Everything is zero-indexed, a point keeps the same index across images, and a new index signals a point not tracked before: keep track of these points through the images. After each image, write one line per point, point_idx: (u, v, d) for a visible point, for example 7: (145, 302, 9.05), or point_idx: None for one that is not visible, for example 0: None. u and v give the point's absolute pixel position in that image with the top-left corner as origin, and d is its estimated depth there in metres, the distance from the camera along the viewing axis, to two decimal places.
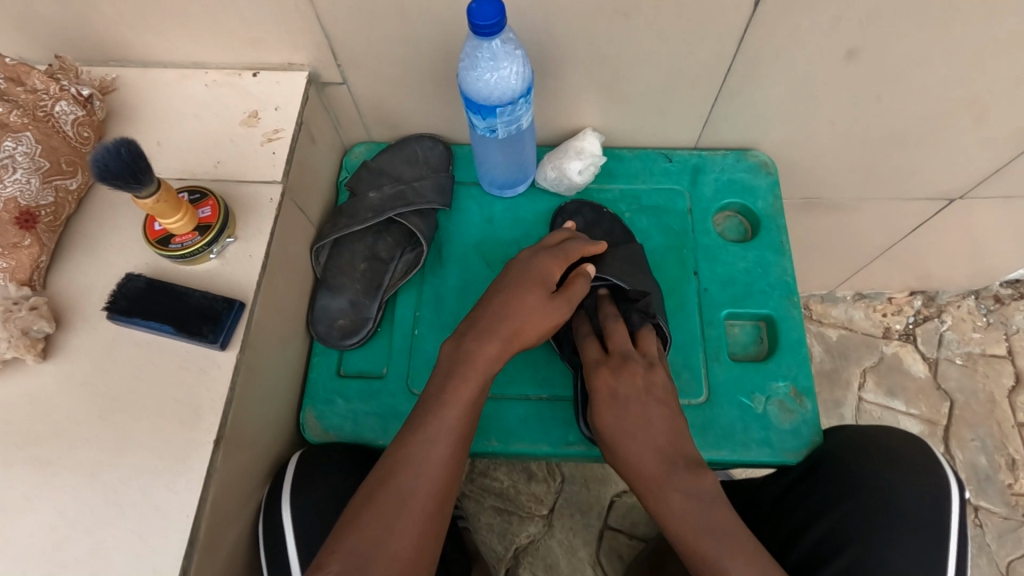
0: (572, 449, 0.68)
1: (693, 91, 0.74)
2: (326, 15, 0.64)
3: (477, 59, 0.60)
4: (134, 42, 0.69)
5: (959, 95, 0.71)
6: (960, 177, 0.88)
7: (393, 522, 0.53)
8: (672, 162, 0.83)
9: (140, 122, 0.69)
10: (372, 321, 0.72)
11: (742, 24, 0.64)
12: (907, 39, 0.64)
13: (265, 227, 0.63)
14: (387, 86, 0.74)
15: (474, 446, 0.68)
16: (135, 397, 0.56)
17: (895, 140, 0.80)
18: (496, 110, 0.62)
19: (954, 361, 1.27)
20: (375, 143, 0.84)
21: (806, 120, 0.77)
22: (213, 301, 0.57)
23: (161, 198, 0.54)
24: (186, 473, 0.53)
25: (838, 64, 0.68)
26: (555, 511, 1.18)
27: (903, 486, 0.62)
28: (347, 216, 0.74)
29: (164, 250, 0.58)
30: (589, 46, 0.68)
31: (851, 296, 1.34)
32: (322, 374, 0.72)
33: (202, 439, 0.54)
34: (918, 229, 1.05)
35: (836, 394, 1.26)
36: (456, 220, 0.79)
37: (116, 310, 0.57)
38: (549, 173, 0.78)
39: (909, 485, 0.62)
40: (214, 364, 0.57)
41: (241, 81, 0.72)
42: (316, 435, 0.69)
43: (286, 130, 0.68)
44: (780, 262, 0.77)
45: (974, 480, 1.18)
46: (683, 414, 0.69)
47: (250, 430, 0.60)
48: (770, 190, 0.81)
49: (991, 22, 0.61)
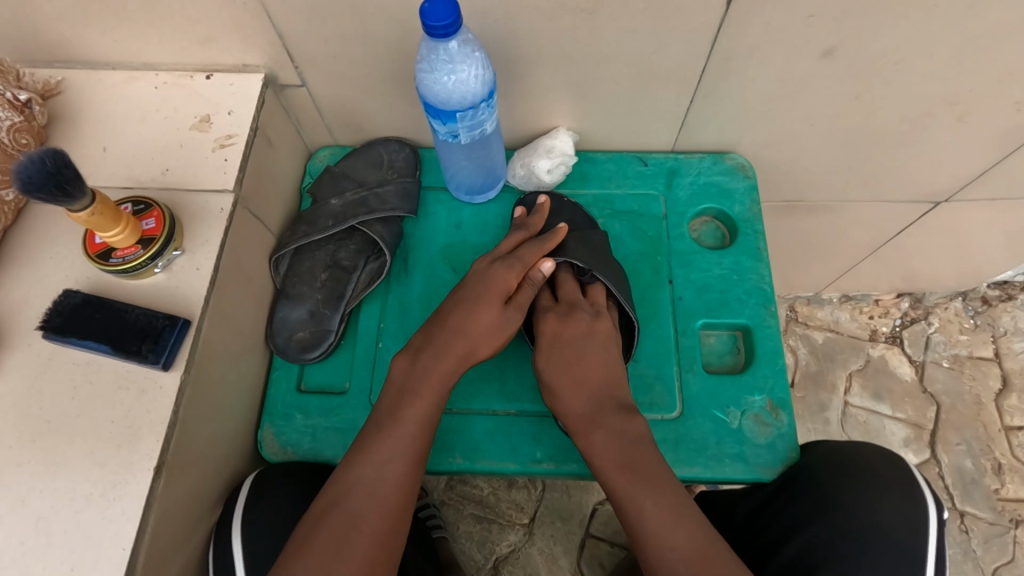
0: (539, 466, 0.65)
1: (666, 92, 0.71)
2: (277, 14, 0.61)
3: (434, 61, 0.57)
4: (79, 43, 0.66)
5: (940, 95, 0.69)
6: (944, 179, 0.86)
7: (342, 540, 0.51)
8: (647, 166, 0.80)
9: (85, 127, 0.66)
10: (333, 332, 0.70)
11: (713, 22, 0.61)
12: (884, 38, 0.61)
13: (214, 238, 0.60)
14: (347, 87, 0.71)
15: (438, 463, 0.65)
16: (72, 419, 0.53)
17: (876, 142, 0.78)
18: (455, 115, 0.59)
19: (941, 364, 1.25)
20: (340, 146, 0.81)
21: (784, 122, 0.75)
22: (153, 318, 0.54)
23: (97, 210, 0.51)
24: (125, 498, 0.50)
25: (814, 63, 0.65)
26: (536, 520, 1.15)
27: (881, 507, 0.60)
28: (307, 223, 0.71)
29: (105, 265, 0.55)
30: (554, 46, 0.65)
31: (837, 298, 1.32)
32: (282, 389, 0.69)
33: (140, 465, 0.51)
34: (903, 230, 1.03)
35: (821, 397, 1.24)
36: (423, 226, 0.76)
37: (51, 328, 0.54)
38: (517, 171, 0.76)
39: (886, 505, 0.60)
40: (157, 385, 0.54)
41: (194, 83, 0.69)
42: (275, 453, 0.66)
43: (239, 135, 0.65)
44: (756, 270, 0.74)
45: (960, 485, 1.16)
46: (654, 428, 0.66)
47: (198, 452, 0.57)
48: (747, 194, 0.78)
49: (970, 19, 0.59)
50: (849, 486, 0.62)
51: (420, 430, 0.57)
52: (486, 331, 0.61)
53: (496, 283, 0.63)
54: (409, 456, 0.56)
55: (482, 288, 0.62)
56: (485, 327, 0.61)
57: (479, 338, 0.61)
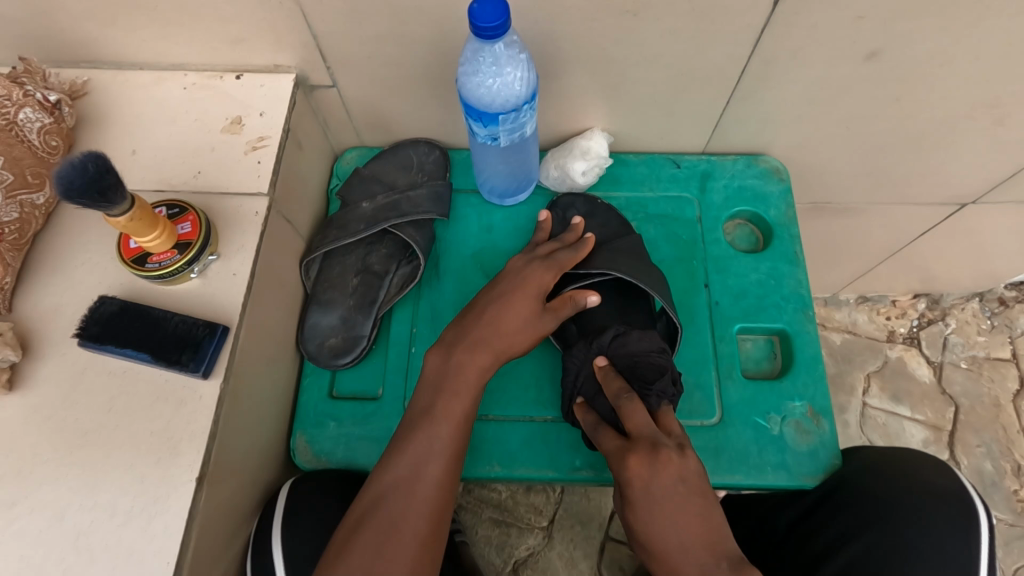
0: (578, 474, 0.64)
1: (703, 94, 0.70)
2: (313, 13, 0.59)
3: (479, 63, 0.55)
4: (107, 42, 0.64)
5: (979, 98, 0.68)
6: (974, 181, 0.85)
7: (387, 550, 0.49)
8: (679, 168, 0.79)
9: (113, 129, 0.64)
10: (366, 338, 0.68)
11: (757, 24, 0.60)
12: (929, 40, 0.61)
13: (250, 243, 0.58)
14: (379, 88, 0.70)
15: (475, 472, 0.64)
16: (109, 430, 0.51)
17: (910, 144, 0.77)
18: (498, 117, 0.57)
19: (959, 365, 1.25)
20: (367, 148, 0.80)
21: (819, 124, 0.74)
22: (192, 326, 0.53)
23: (135, 216, 0.50)
24: (167, 511, 0.49)
25: (856, 65, 0.64)
26: (555, 523, 1.15)
27: (930, 514, 0.59)
28: (338, 227, 0.70)
29: (141, 269, 0.54)
30: (593, 47, 0.64)
31: (855, 300, 1.32)
32: (313, 395, 0.68)
33: (182, 477, 0.50)
34: (927, 232, 1.02)
35: (840, 399, 1.24)
36: (454, 230, 0.75)
37: (87, 337, 0.53)
38: (551, 172, 0.75)
39: (935, 512, 0.59)
40: (196, 395, 0.52)
41: (223, 84, 0.67)
42: (308, 461, 0.65)
43: (271, 137, 0.64)
44: (793, 274, 0.73)
45: (981, 487, 1.16)
46: (694, 436, 0.65)
47: (235, 461, 0.56)
48: (781, 197, 0.77)
49: (1017, 22, 0.58)
50: (895, 492, 0.61)
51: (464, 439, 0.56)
52: (521, 330, 0.61)
53: (530, 283, 0.62)
54: (454, 466, 0.54)
55: (513, 288, 0.62)
56: (520, 326, 0.61)
57: (513, 336, 0.60)
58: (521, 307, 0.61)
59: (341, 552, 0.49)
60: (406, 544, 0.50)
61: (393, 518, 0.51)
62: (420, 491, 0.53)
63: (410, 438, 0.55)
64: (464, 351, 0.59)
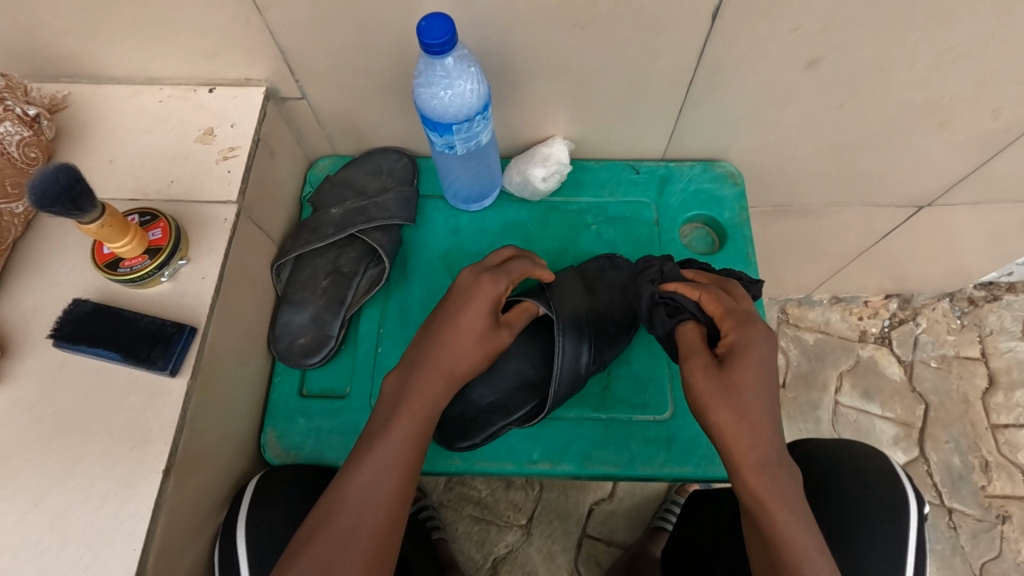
0: (536, 466, 0.68)
1: (657, 101, 0.73)
2: (279, 28, 0.63)
3: (432, 76, 0.59)
4: (86, 58, 0.68)
5: (920, 103, 0.72)
6: (928, 182, 0.88)
7: (340, 557, 0.51)
8: (639, 174, 0.82)
9: (92, 140, 0.67)
10: (334, 338, 0.71)
11: (701, 35, 0.63)
12: (865, 49, 0.64)
13: (219, 247, 0.62)
14: (346, 98, 0.73)
15: (437, 464, 0.68)
16: (82, 425, 0.54)
17: (860, 148, 0.80)
18: (451, 127, 0.61)
19: (929, 363, 1.28)
20: (340, 156, 0.83)
21: (771, 129, 0.77)
22: (161, 326, 0.56)
23: (106, 222, 0.53)
24: (135, 500, 0.52)
25: (799, 73, 0.68)
26: (533, 520, 1.17)
27: (865, 497, 0.63)
28: (308, 231, 0.73)
29: (113, 273, 0.57)
30: (548, 59, 0.67)
31: (828, 300, 1.35)
32: (284, 393, 0.71)
33: (150, 467, 0.53)
34: (890, 233, 1.05)
35: (813, 397, 1.27)
36: (422, 234, 0.78)
37: (61, 337, 0.56)
38: (514, 178, 0.78)
39: (867, 494, 0.64)
40: (165, 391, 0.55)
41: (197, 96, 0.71)
42: (278, 455, 0.68)
43: (242, 146, 0.67)
44: (745, 274, 0.76)
45: (949, 482, 1.18)
46: (646, 429, 0.69)
47: (206, 453, 0.59)
48: (736, 200, 0.80)
49: (945, 32, 0.62)
50: (836, 478, 0.65)
51: (408, 450, 0.57)
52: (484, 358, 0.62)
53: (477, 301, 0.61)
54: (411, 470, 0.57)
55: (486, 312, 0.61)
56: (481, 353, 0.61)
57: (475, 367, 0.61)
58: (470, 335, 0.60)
59: (297, 552, 0.52)
60: (357, 550, 0.52)
61: (344, 523, 0.53)
62: (367, 499, 0.54)
63: (366, 453, 0.56)
64: (417, 356, 0.61)
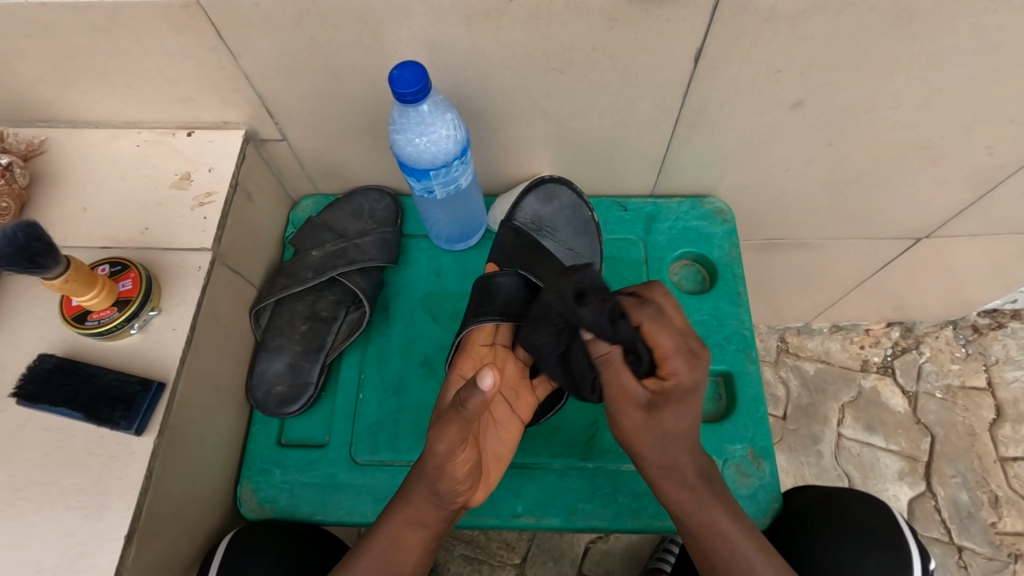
0: (519, 520, 0.65)
1: (641, 141, 0.72)
2: (255, 75, 0.62)
3: (407, 124, 0.58)
4: (63, 103, 0.67)
5: (910, 141, 0.70)
6: (924, 216, 0.86)
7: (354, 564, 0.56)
8: (626, 211, 0.81)
9: (66, 187, 0.67)
10: (312, 386, 0.69)
11: (682, 78, 0.62)
12: (850, 91, 0.63)
13: (191, 297, 0.60)
14: (327, 140, 0.72)
15: (471, 521, 0.65)
16: (42, 487, 0.52)
17: (852, 184, 0.79)
18: (429, 173, 0.61)
19: (934, 394, 1.25)
20: (322, 195, 0.82)
21: (759, 167, 0.76)
22: (126, 384, 0.54)
23: (70, 277, 0.52)
24: (94, 569, 0.50)
25: (785, 113, 0.66)
26: (527, 560, 1.13)
27: (859, 553, 0.61)
28: (287, 275, 0.72)
29: (80, 327, 0.56)
30: (531, 101, 0.66)
31: (828, 328, 1.32)
32: (261, 443, 0.69)
33: (111, 534, 0.51)
34: (889, 263, 1.03)
35: (814, 430, 1.23)
36: (404, 275, 0.77)
37: (23, 395, 0.54)
38: (498, 218, 0.77)
39: (862, 551, 0.61)
40: (129, 451, 0.54)
41: (175, 140, 0.70)
42: (252, 510, 0.66)
43: (217, 192, 0.66)
44: (737, 314, 0.74)
45: (957, 519, 1.14)
46: (633, 481, 0.66)
47: (172, 513, 0.57)
48: (726, 238, 0.79)
49: (933, 73, 0.60)
50: (830, 533, 0.62)
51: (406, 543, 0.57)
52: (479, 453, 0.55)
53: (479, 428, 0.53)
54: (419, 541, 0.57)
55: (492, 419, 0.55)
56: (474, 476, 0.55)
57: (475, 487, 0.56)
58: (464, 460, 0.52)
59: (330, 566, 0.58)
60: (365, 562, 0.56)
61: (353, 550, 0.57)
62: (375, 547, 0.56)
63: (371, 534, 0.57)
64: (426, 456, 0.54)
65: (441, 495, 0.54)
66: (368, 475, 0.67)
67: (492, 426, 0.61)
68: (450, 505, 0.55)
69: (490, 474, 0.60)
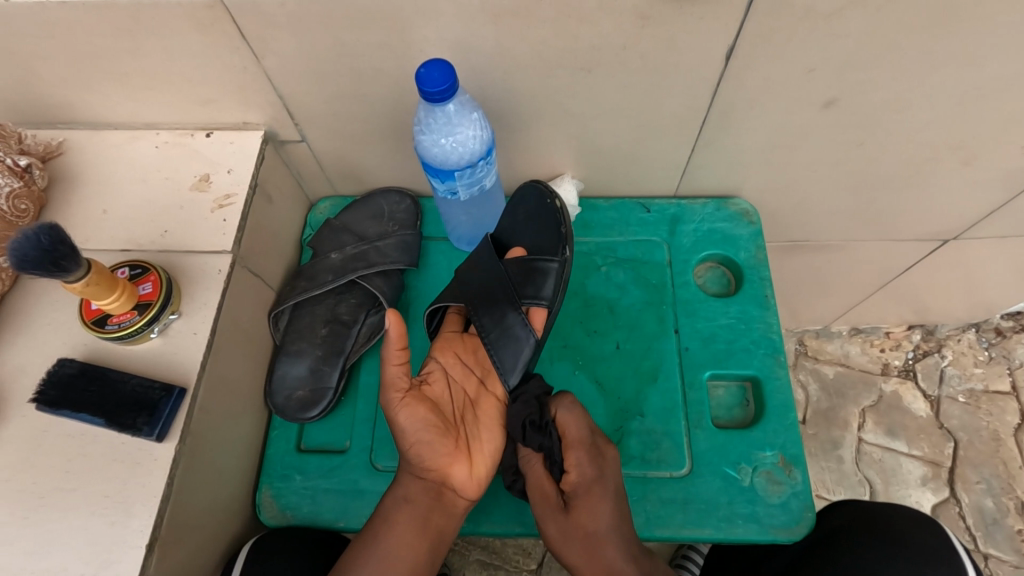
0: None
1: (667, 142, 0.70)
2: (276, 75, 0.61)
3: (432, 124, 0.58)
4: (81, 104, 0.66)
5: (945, 141, 0.68)
6: (953, 218, 0.85)
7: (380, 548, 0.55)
8: (649, 213, 0.79)
9: (85, 189, 0.66)
10: (332, 390, 0.68)
11: (712, 77, 0.60)
12: (886, 89, 0.61)
13: (212, 300, 0.59)
14: (347, 141, 0.71)
15: (496, 529, 0.64)
16: (65, 495, 0.51)
17: (880, 185, 0.77)
18: (454, 174, 0.59)
19: (956, 399, 1.22)
20: (341, 197, 0.81)
21: (785, 168, 0.74)
22: (147, 389, 0.53)
23: (92, 280, 0.51)
24: None
25: (816, 113, 0.65)
26: (544, 565, 1.11)
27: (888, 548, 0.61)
28: (306, 279, 0.71)
29: (101, 332, 0.55)
30: (555, 100, 0.64)
31: (847, 332, 1.30)
32: (280, 448, 0.68)
33: (132, 544, 0.50)
34: (913, 266, 1.01)
35: (834, 434, 1.21)
36: (425, 278, 0.76)
37: (42, 401, 0.53)
38: None
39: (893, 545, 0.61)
40: (151, 458, 0.52)
41: (194, 142, 0.69)
42: (273, 517, 0.64)
43: (237, 194, 0.65)
44: (764, 319, 0.73)
45: (982, 526, 1.12)
46: (663, 487, 0.65)
47: (191, 522, 0.55)
48: (752, 240, 0.77)
49: (971, 71, 0.58)
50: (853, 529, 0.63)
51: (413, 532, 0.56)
52: (452, 424, 0.60)
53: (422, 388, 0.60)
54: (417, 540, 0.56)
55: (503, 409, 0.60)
56: (434, 437, 0.57)
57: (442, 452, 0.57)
58: (417, 409, 0.57)
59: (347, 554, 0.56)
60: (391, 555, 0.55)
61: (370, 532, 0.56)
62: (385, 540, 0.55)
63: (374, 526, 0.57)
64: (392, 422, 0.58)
65: (414, 461, 0.57)
66: (390, 482, 0.65)
67: (471, 414, 0.63)
68: (428, 474, 0.58)
69: (478, 460, 0.60)
